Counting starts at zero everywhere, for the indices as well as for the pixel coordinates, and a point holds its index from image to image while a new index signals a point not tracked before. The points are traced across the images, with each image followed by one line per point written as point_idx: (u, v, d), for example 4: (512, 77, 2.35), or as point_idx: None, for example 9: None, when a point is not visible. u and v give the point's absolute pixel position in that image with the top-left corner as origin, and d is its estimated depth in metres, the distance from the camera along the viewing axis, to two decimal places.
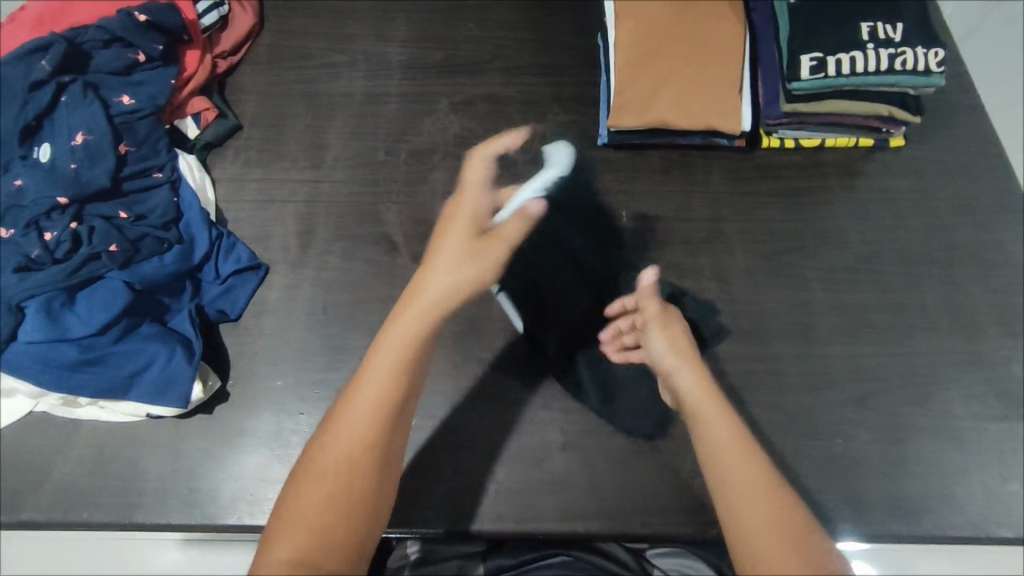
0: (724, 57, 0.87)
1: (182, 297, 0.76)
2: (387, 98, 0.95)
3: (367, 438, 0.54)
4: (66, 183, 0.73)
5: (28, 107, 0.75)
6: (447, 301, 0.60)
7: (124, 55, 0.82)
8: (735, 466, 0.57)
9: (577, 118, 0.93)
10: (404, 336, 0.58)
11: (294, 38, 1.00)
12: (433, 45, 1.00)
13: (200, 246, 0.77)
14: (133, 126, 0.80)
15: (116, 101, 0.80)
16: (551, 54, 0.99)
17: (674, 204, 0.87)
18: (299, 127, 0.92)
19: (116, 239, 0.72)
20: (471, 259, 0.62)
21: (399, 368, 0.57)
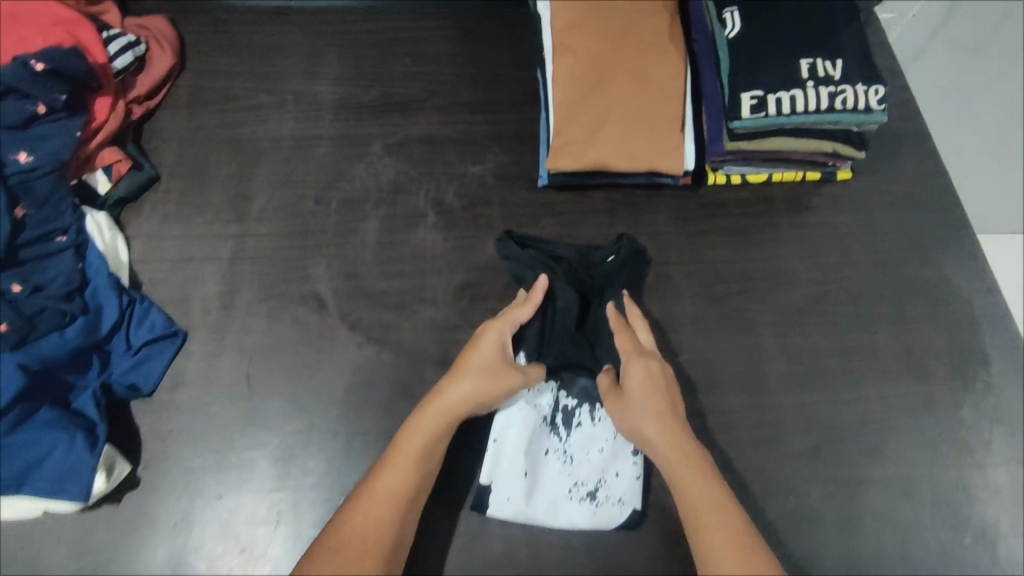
0: (665, 92, 0.84)
1: (89, 374, 0.71)
2: (317, 142, 0.90)
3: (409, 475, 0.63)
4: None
5: None
6: (474, 401, 0.66)
7: (21, 106, 0.76)
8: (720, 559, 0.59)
9: (516, 158, 0.90)
10: (428, 431, 0.65)
11: (219, 78, 0.95)
12: (367, 83, 0.96)
13: (107, 316, 0.72)
14: (31, 186, 0.74)
15: (12, 160, 0.74)
16: (490, 90, 0.96)
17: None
18: (223, 176, 0.87)
19: (8, 318, 0.66)
20: (490, 375, 0.67)
21: (425, 450, 0.64)
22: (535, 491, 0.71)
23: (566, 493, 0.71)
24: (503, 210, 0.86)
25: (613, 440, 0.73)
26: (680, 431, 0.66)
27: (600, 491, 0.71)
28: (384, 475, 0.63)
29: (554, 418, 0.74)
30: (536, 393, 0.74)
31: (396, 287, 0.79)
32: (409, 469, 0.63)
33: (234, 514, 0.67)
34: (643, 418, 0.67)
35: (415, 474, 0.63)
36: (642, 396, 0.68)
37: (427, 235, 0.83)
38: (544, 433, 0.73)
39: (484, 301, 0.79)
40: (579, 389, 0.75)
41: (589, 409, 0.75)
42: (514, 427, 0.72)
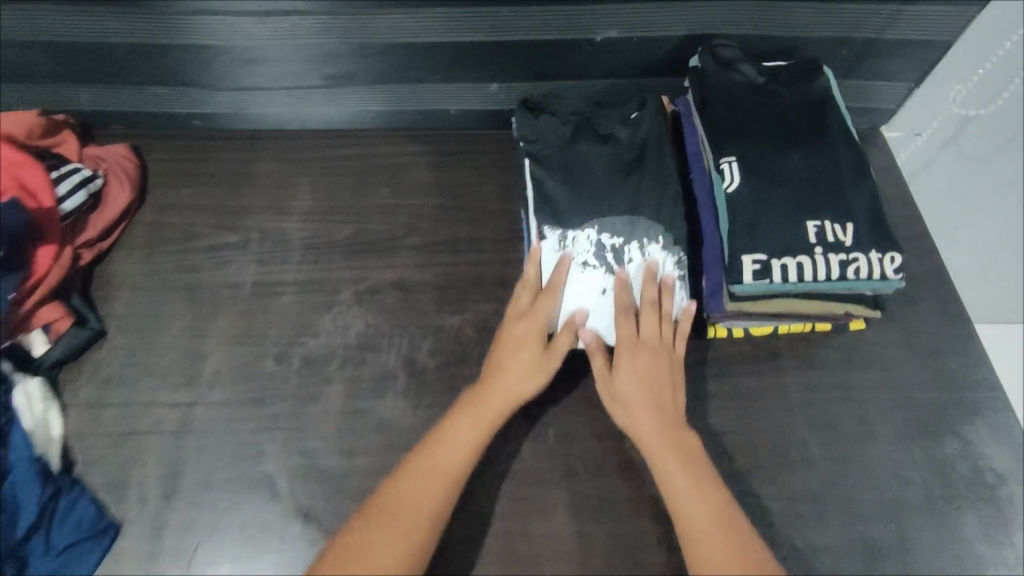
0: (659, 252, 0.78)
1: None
2: (282, 288, 0.83)
3: (428, 516, 0.62)
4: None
5: None
6: (508, 398, 0.69)
7: None
8: (701, 516, 0.63)
9: (499, 306, 0.82)
10: (457, 445, 0.66)
11: (181, 213, 0.88)
12: (341, 218, 0.89)
13: (27, 517, 0.65)
14: None
15: None
16: (472, 226, 0.89)
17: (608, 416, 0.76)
18: (176, 330, 0.79)
19: None
20: (532, 372, 0.70)
21: (457, 466, 0.65)
22: (600, 323, 0.74)
23: (623, 321, 0.73)
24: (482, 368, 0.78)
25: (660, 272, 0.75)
26: (670, 420, 0.68)
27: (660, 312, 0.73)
28: (412, 475, 0.65)
29: (605, 259, 0.74)
30: (579, 241, 0.74)
31: (357, 467, 0.71)
32: (436, 454, 0.66)
33: None
34: (639, 385, 0.70)
35: (446, 483, 0.64)
36: (648, 419, 0.68)
37: (394, 402, 0.75)
38: (597, 275, 0.74)
39: None
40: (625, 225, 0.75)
41: (638, 245, 0.75)
42: (572, 287, 0.75)
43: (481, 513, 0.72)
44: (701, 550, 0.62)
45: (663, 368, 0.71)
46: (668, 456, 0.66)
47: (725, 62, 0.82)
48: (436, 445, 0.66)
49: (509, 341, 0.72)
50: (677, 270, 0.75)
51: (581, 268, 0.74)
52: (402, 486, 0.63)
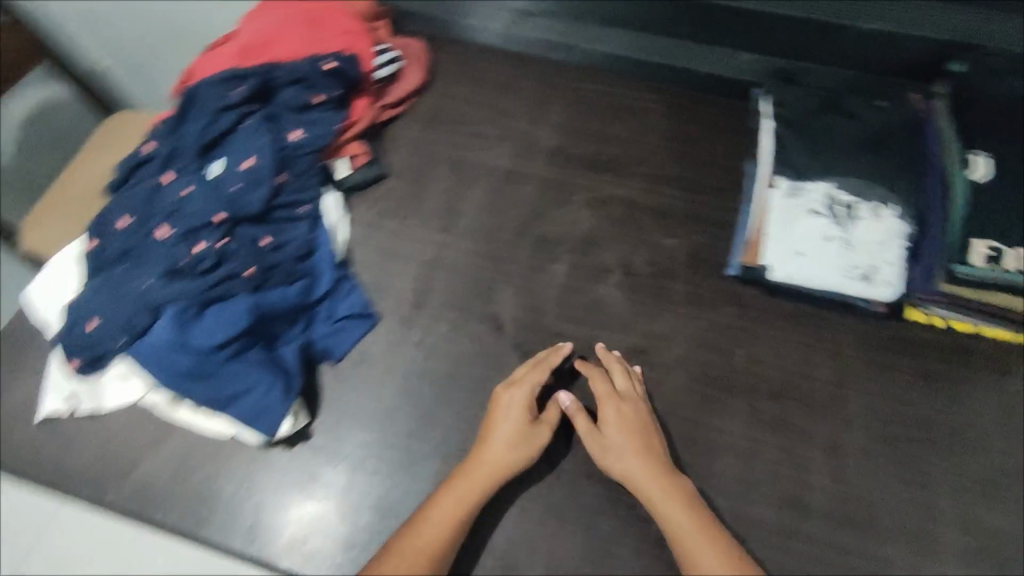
0: None
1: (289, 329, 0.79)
2: (528, 180, 0.97)
3: (432, 550, 0.64)
4: (229, 200, 0.79)
5: (211, 128, 0.84)
6: (497, 468, 0.69)
7: (306, 94, 0.89)
8: (700, 545, 0.64)
9: (710, 241, 0.91)
10: (454, 502, 0.67)
11: (456, 104, 1.06)
12: (584, 137, 1.02)
13: (324, 285, 0.82)
14: (294, 160, 0.86)
15: (288, 134, 0.86)
16: (698, 171, 0.98)
17: (797, 356, 0.82)
18: (440, 189, 0.96)
19: (254, 266, 0.78)
20: (518, 439, 0.70)
21: (461, 511, 0.66)
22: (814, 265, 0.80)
23: (846, 270, 0.79)
24: (686, 287, 0.88)
25: (890, 234, 0.80)
26: (659, 461, 0.71)
27: (875, 274, 0.78)
28: (424, 528, 0.65)
29: (835, 211, 0.81)
30: (812, 189, 0.83)
31: (568, 332, 0.84)
32: (426, 540, 0.64)
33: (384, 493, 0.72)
34: (626, 437, 0.72)
35: (451, 523, 0.66)
36: (636, 462, 0.70)
37: (608, 291, 0.87)
38: (822, 221, 0.81)
39: (647, 370, 0.82)
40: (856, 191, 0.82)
41: (870, 207, 0.81)
42: (797, 226, 0.82)
43: (665, 402, 0.80)
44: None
45: (645, 423, 0.74)
46: (677, 519, 0.66)
47: (990, 70, 0.86)
48: (422, 514, 0.67)
49: (499, 406, 0.73)
50: (907, 238, 0.79)
51: (810, 213, 0.82)
52: (410, 552, 0.63)
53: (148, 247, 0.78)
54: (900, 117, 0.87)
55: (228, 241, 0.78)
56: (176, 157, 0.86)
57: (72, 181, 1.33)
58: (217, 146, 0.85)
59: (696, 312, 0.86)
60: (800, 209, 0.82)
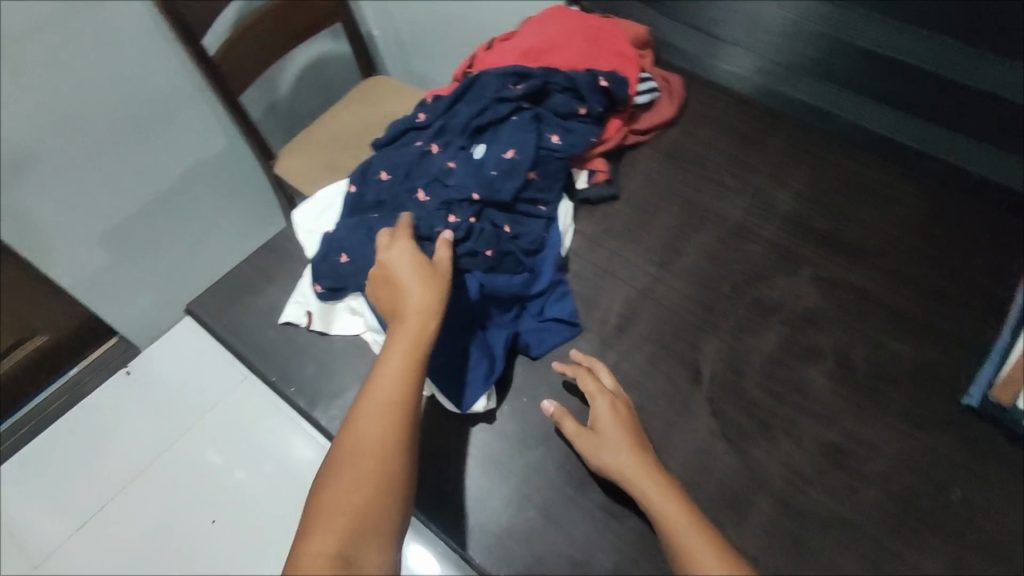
0: None
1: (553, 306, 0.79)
2: (756, 239, 0.94)
3: (382, 436, 0.64)
4: (488, 184, 0.86)
5: (485, 114, 0.92)
6: (415, 333, 0.70)
7: (573, 103, 0.94)
8: (689, 536, 0.62)
9: (947, 360, 0.83)
10: (391, 378, 0.67)
11: (699, 146, 1.06)
12: (826, 211, 0.97)
13: (542, 283, 0.86)
14: (548, 161, 0.91)
15: (548, 137, 0.92)
16: (949, 281, 0.89)
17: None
18: (666, 223, 0.96)
19: (492, 248, 0.82)
20: (427, 302, 0.72)
21: (403, 390, 0.67)
22: None
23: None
24: (909, 399, 0.80)
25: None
26: (648, 455, 0.69)
27: None
28: (363, 411, 0.65)
29: None
30: None
31: (766, 404, 0.80)
32: (376, 427, 0.64)
33: (550, 499, 0.74)
34: (618, 440, 0.70)
35: (397, 414, 0.65)
36: (624, 458, 0.69)
37: (818, 375, 0.82)
38: None
39: (844, 472, 0.75)
40: None
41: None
42: None
43: (859, 512, 0.73)
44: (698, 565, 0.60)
45: (629, 421, 0.72)
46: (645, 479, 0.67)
47: None
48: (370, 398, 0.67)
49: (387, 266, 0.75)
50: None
51: None
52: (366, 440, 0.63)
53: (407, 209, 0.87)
54: None
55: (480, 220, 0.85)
56: (445, 133, 0.94)
57: (329, 128, 1.51)
58: (484, 131, 0.92)
59: (915, 430, 0.78)
60: None
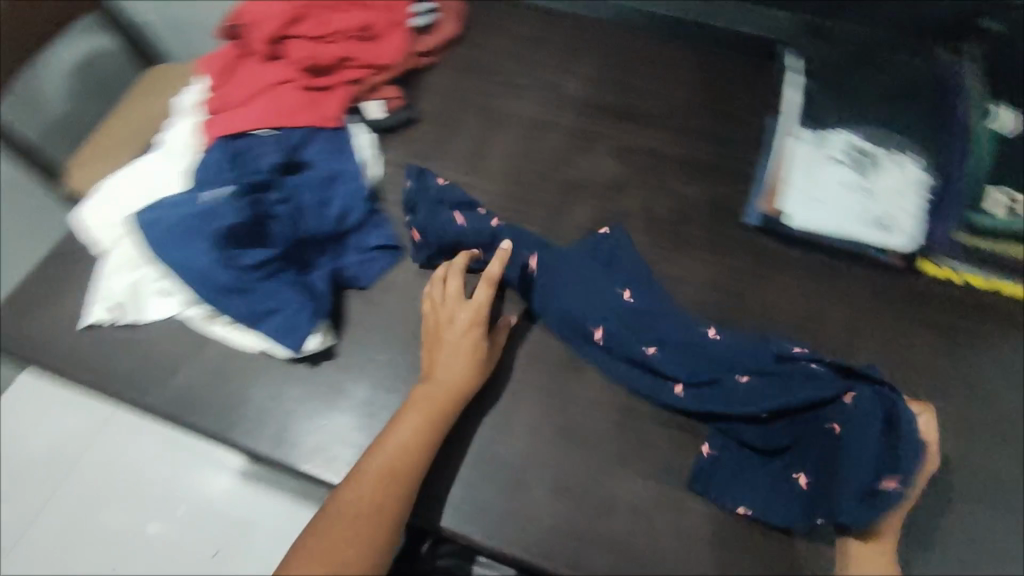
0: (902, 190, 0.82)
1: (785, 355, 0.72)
2: (554, 127, 0.98)
3: (400, 467, 0.67)
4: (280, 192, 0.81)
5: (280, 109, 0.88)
6: (434, 398, 0.71)
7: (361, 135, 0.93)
8: None
9: (732, 192, 0.92)
10: (400, 447, 0.68)
11: (487, 53, 1.06)
12: (611, 88, 1.02)
13: (355, 216, 0.84)
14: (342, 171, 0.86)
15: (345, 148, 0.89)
16: (724, 125, 0.97)
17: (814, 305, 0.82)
18: (468, 133, 0.98)
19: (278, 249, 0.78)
20: (467, 351, 0.73)
21: (396, 478, 0.66)
22: (834, 210, 0.82)
23: (859, 215, 0.82)
24: (706, 233, 0.89)
25: (910, 184, 0.82)
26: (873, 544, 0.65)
27: (892, 222, 0.81)
28: (389, 440, 0.68)
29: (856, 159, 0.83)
30: (834, 138, 0.84)
31: None
32: (400, 458, 0.67)
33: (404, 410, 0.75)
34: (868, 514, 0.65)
35: (396, 482, 0.66)
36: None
37: (629, 234, 0.89)
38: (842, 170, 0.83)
39: None
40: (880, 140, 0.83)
41: (889, 156, 0.85)
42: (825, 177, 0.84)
43: None
44: None
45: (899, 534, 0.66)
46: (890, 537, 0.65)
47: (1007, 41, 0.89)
48: (398, 424, 0.70)
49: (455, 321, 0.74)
50: (926, 190, 0.82)
51: (833, 162, 0.83)
52: (386, 465, 0.67)
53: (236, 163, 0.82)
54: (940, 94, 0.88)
55: (796, 346, 0.73)
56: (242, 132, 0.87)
57: (112, 118, 1.25)
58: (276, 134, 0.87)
59: (715, 256, 0.86)
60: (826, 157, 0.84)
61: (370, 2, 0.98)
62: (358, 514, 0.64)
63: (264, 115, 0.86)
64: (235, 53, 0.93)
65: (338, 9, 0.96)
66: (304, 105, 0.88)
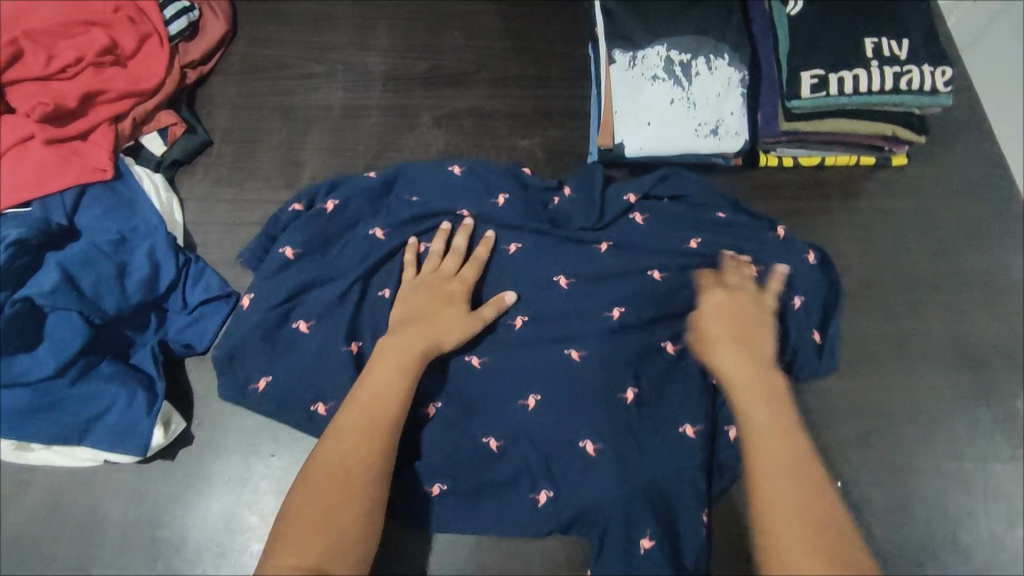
0: (723, 95, 0.80)
1: (797, 253, 0.76)
2: (368, 111, 0.90)
3: (382, 418, 0.59)
4: (64, 271, 0.67)
5: (24, 179, 0.72)
6: (363, 427, 0.58)
7: (148, 176, 0.79)
8: (776, 474, 0.55)
9: (567, 133, 0.89)
10: (373, 393, 0.60)
11: (270, 46, 0.94)
12: (418, 53, 0.94)
13: (167, 276, 0.72)
14: (139, 232, 0.74)
15: (134, 199, 0.76)
16: (541, 66, 0.93)
17: (671, 180, 0.80)
18: (275, 142, 0.87)
19: (76, 339, 0.65)
20: (438, 321, 0.66)
21: (375, 421, 0.58)
22: (664, 129, 0.79)
23: (689, 127, 0.79)
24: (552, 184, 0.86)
25: (728, 84, 0.80)
26: (762, 360, 0.64)
27: (720, 127, 0.79)
28: (363, 388, 0.61)
29: (674, 72, 0.80)
30: (646, 55, 0.81)
31: None
32: (382, 403, 0.59)
33: (287, 472, 0.67)
34: (729, 331, 0.66)
35: (326, 552, 0.52)
36: (761, 412, 0.60)
37: None
38: (665, 86, 0.80)
39: None
40: (694, 46, 0.81)
41: (704, 61, 0.80)
42: (651, 97, 0.80)
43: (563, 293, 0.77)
44: (776, 526, 0.53)
45: (749, 319, 0.67)
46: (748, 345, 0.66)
47: None
48: (375, 364, 0.62)
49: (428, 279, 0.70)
50: (742, 85, 0.80)
51: (651, 81, 0.80)
52: (361, 415, 0.58)
53: None
54: None
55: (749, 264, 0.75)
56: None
57: None
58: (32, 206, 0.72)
59: None
60: (644, 77, 0.80)
61: (106, 19, 0.82)
62: (342, 468, 0.56)
63: (11, 189, 0.71)
64: None
65: (68, 36, 0.80)
66: (60, 164, 0.74)
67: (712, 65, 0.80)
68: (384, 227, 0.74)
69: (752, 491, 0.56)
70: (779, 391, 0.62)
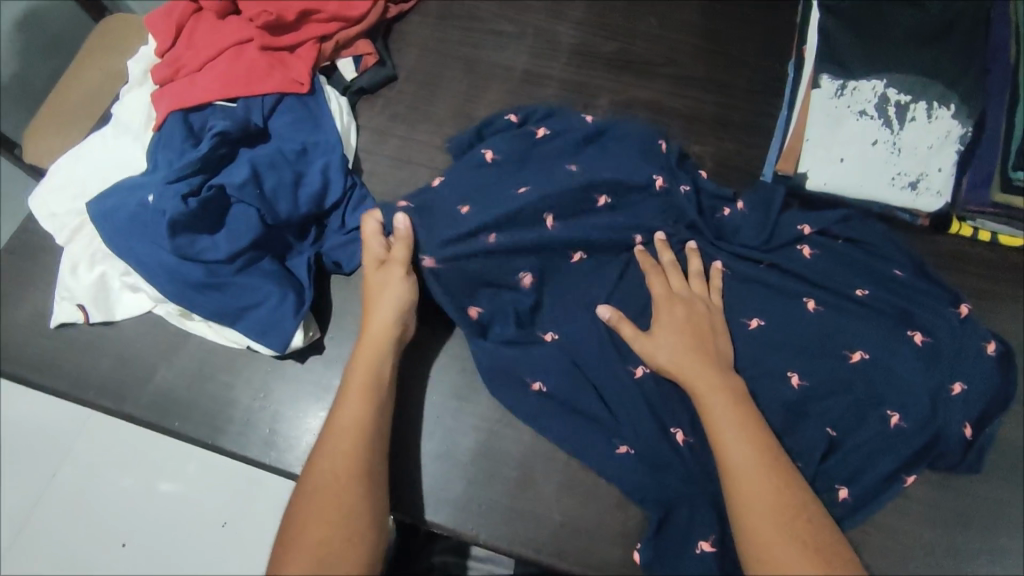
0: (934, 148, 0.73)
1: (975, 336, 0.69)
2: (548, 82, 0.89)
3: (377, 375, 0.64)
4: (251, 168, 0.72)
5: (235, 77, 0.78)
6: (362, 388, 0.63)
7: (336, 99, 0.84)
8: (752, 472, 0.57)
9: (742, 147, 0.84)
10: (372, 350, 0.66)
11: None
12: (609, 33, 0.92)
13: (334, 193, 0.76)
14: (318, 148, 0.78)
15: (321, 116, 0.80)
16: (733, 72, 0.89)
17: (852, 223, 0.75)
18: (453, 91, 0.89)
19: (249, 233, 0.70)
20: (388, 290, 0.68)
21: (375, 379, 0.64)
22: (858, 170, 0.74)
23: (887, 174, 0.74)
24: None
25: (944, 136, 0.73)
26: (715, 361, 0.65)
27: (921, 182, 0.73)
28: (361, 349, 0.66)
29: (886, 112, 0.74)
30: (860, 87, 0.75)
31: None
32: (375, 358, 0.65)
33: None
34: (674, 329, 0.66)
35: (346, 503, 0.57)
36: (726, 410, 0.61)
37: None
38: (872, 125, 0.74)
39: None
40: (917, 87, 0.74)
41: (925, 106, 0.74)
42: (851, 133, 0.75)
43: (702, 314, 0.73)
44: (755, 523, 0.55)
45: (697, 319, 0.67)
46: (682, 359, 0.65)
47: None
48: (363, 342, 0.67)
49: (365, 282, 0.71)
50: (961, 141, 0.73)
51: (858, 116, 0.75)
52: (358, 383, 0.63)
53: (188, 151, 0.73)
54: (976, 26, 0.76)
55: (913, 328, 0.70)
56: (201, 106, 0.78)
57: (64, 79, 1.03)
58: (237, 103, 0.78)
59: None
60: (850, 111, 0.75)
61: None
62: (350, 431, 0.61)
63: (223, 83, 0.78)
64: (186, 7, 0.83)
65: None
66: (267, 70, 0.79)
67: (931, 114, 0.74)
68: (579, 164, 0.76)
69: (728, 484, 0.58)
70: (718, 378, 0.63)
